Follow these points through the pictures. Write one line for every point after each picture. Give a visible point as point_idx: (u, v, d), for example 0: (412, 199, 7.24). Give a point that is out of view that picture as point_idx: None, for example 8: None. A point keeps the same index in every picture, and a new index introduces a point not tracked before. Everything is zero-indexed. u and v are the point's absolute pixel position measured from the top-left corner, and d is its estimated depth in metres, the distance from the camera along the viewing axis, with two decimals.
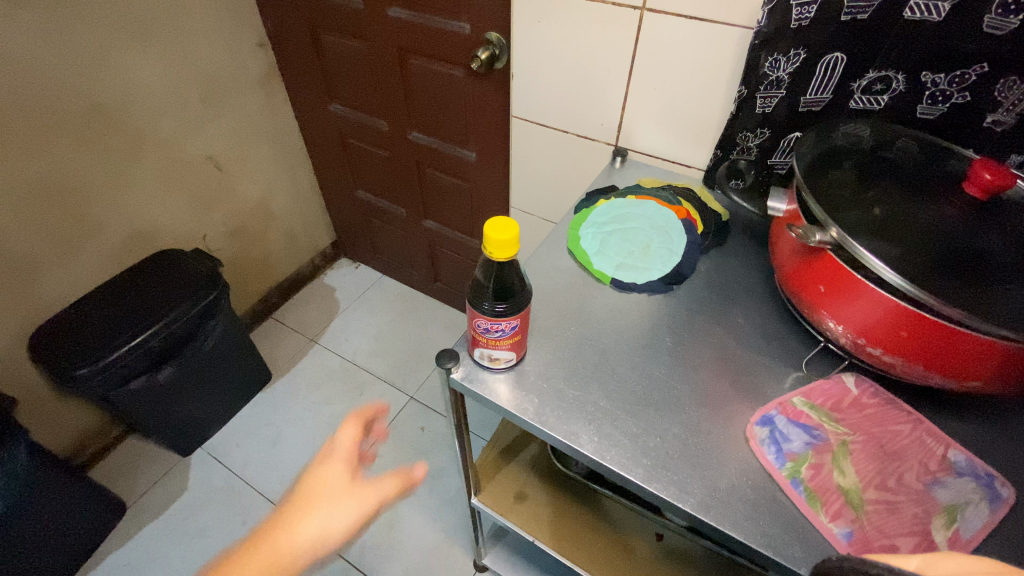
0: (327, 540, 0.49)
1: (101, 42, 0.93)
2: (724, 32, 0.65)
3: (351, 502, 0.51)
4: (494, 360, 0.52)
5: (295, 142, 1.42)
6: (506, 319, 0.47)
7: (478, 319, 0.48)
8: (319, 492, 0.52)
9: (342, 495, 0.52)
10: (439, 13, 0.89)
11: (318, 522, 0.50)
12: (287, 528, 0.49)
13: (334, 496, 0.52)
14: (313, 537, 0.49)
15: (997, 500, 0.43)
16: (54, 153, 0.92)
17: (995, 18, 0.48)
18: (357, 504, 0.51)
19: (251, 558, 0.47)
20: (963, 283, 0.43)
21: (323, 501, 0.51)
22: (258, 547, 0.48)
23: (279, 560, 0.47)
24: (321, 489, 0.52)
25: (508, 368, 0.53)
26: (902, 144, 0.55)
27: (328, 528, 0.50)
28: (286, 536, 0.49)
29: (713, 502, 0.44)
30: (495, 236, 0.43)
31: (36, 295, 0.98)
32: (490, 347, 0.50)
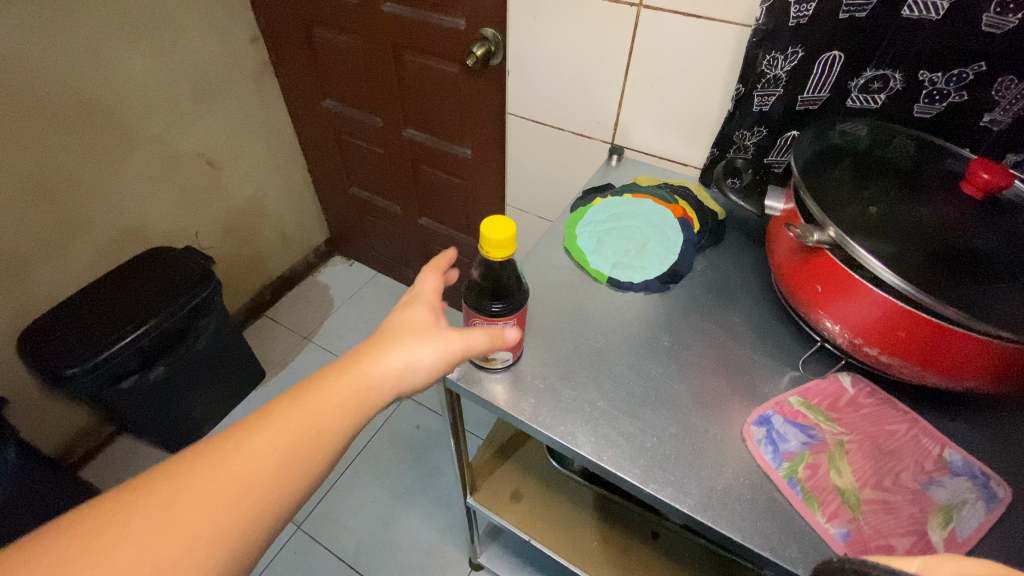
0: (415, 374, 0.43)
1: (91, 36, 0.91)
2: (721, 29, 0.64)
3: (439, 341, 0.43)
4: (491, 361, 0.51)
5: (289, 139, 1.40)
6: (504, 319, 0.47)
7: (474, 319, 0.47)
8: (402, 326, 0.44)
9: (430, 331, 0.44)
10: (434, 8, 0.88)
11: (403, 356, 0.42)
12: (370, 357, 0.42)
13: (420, 332, 0.44)
14: (399, 370, 0.42)
15: (993, 500, 0.43)
16: (43, 149, 0.91)
17: (994, 16, 0.48)
18: (446, 345, 0.43)
19: (338, 380, 0.41)
20: (961, 283, 0.43)
21: (407, 337, 0.43)
22: (343, 373, 0.41)
23: (365, 388, 0.41)
24: (403, 327, 0.44)
25: (505, 368, 0.53)
26: (899, 143, 0.55)
27: (416, 361, 0.42)
28: (371, 365, 0.42)
29: (711, 502, 0.44)
30: (490, 237, 0.42)
31: (25, 293, 0.97)
32: (487, 348, 0.50)
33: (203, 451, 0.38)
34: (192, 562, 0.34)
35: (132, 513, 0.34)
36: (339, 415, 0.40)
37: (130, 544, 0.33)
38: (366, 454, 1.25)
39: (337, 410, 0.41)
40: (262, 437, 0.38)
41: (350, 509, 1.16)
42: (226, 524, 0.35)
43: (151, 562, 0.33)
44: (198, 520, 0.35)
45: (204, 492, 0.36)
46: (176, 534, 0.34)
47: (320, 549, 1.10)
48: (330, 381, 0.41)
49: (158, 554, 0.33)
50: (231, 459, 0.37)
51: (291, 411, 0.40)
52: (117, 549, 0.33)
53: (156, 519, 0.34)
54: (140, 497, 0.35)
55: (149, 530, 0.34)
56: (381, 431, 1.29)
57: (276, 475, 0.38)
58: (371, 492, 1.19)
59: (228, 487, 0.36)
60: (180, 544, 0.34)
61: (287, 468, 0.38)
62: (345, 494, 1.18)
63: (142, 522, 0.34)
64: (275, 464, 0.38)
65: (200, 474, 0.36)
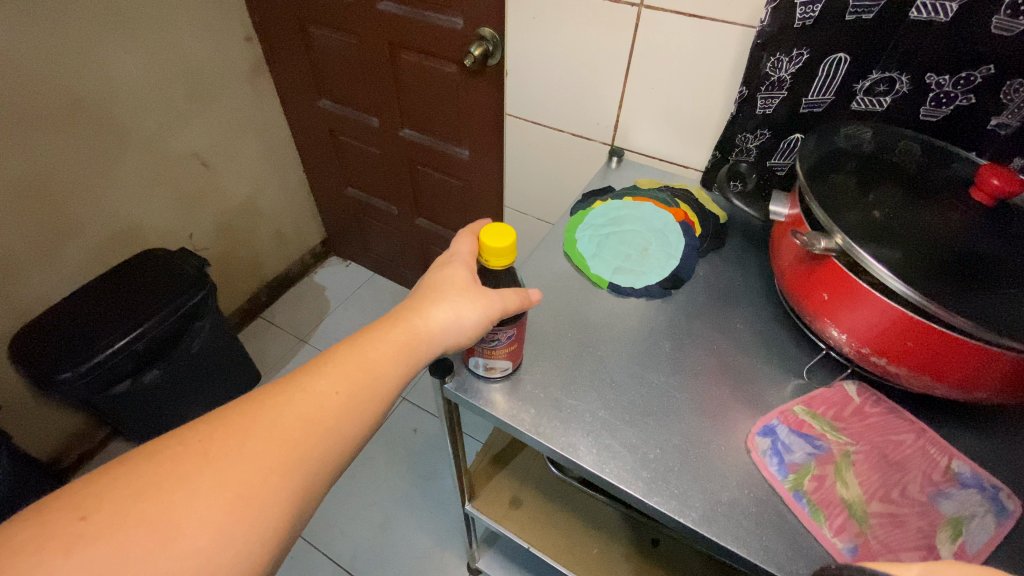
0: (457, 330, 0.43)
1: (82, 35, 0.89)
2: (724, 30, 0.63)
3: (478, 299, 0.43)
4: (490, 370, 0.50)
5: (284, 139, 1.39)
6: (504, 328, 0.46)
7: None
8: (445, 282, 0.45)
9: (472, 288, 0.44)
10: (431, 7, 0.86)
11: (445, 310, 0.43)
12: (418, 312, 0.44)
13: (463, 288, 0.44)
14: (442, 325, 0.43)
15: (1003, 513, 0.42)
16: (34, 151, 0.89)
17: (1004, 19, 0.47)
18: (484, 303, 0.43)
19: (391, 330, 0.43)
20: (971, 291, 0.42)
21: (448, 293, 0.44)
22: (391, 326, 0.43)
23: (413, 341, 0.43)
24: (443, 283, 0.45)
25: (505, 376, 0.52)
26: (904, 146, 0.54)
27: (459, 318, 0.43)
28: (419, 318, 0.44)
29: (715, 516, 0.43)
30: (489, 246, 0.41)
31: (15, 296, 0.95)
32: (487, 357, 0.49)
33: (268, 392, 0.38)
34: (270, 491, 0.34)
35: (211, 445, 0.34)
36: (395, 360, 0.42)
37: (210, 473, 0.33)
38: (363, 458, 1.24)
39: (391, 360, 0.42)
40: (324, 381, 0.39)
41: (346, 513, 1.15)
42: (298, 458, 0.36)
43: (233, 489, 0.33)
44: (274, 452, 0.35)
45: (275, 428, 0.36)
46: (253, 464, 0.34)
47: (317, 553, 1.09)
48: (384, 333, 0.43)
49: (238, 482, 0.33)
50: (297, 399, 0.38)
51: (350, 358, 0.41)
52: (200, 477, 0.32)
53: (232, 450, 0.34)
54: (215, 432, 0.35)
55: (228, 460, 0.34)
56: (378, 434, 1.28)
57: (341, 414, 0.39)
58: (368, 495, 1.18)
59: (295, 424, 0.37)
60: (258, 473, 0.34)
61: (348, 410, 0.39)
62: (341, 498, 1.17)
63: (220, 453, 0.34)
64: (338, 406, 0.39)
65: (269, 410, 0.37)
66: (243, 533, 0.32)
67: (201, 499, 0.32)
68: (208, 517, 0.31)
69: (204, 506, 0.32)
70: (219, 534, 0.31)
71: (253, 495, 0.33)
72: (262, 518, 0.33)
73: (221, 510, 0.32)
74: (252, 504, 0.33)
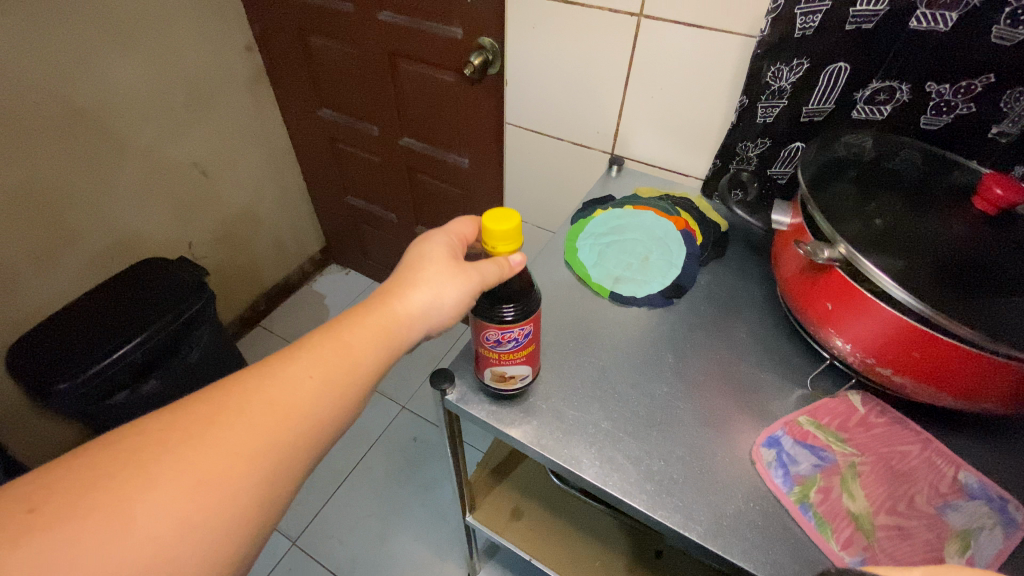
0: (435, 310, 0.43)
1: (83, 45, 0.90)
2: (724, 40, 0.63)
3: (457, 275, 0.43)
4: (509, 377, 0.48)
5: (284, 147, 1.39)
6: (518, 324, 0.44)
7: (487, 331, 0.44)
8: (426, 263, 0.44)
9: (451, 267, 0.44)
10: (431, 17, 0.87)
11: (428, 292, 0.43)
12: (398, 294, 0.43)
13: (444, 268, 0.44)
14: (420, 305, 0.43)
15: (1012, 525, 0.41)
16: (33, 161, 0.89)
17: (1004, 28, 0.47)
18: (464, 279, 0.42)
19: (370, 315, 0.42)
20: (977, 301, 0.42)
21: (427, 273, 0.44)
22: (370, 311, 0.42)
23: (393, 324, 0.43)
24: (423, 263, 0.45)
25: (523, 387, 0.50)
26: (906, 155, 0.54)
27: (440, 298, 0.43)
28: (399, 302, 0.43)
29: (721, 529, 0.43)
30: (494, 232, 0.41)
31: (12, 307, 0.95)
32: (503, 362, 0.47)
33: (236, 378, 0.37)
34: (239, 475, 0.33)
35: (178, 431, 0.33)
36: (371, 347, 0.41)
37: (176, 457, 0.32)
38: (362, 468, 1.23)
39: (371, 346, 0.41)
40: (298, 366, 0.38)
41: (346, 524, 1.13)
42: (268, 443, 0.35)
43: (200, 474, 0.32)
44: (243, 436, 0.34)
45: (243, 413, 0.35)
46: (222, 448, 0.33)
47: (315, 565, 1.07)
48: (361, 318, 0.42)
49: (206, 466, 0.32)
50: (269, 385, 0.37)
51: (324, 343, 0.40)
52: (169, 461, 0.32)
53: (198, 435, 0.33)
54: (181, 418, 0.34)
55: (194, 445, 0.33)
56: (378, 443, 1.28)
57: (315, 399, 0.37)
58: (368, 506, 1.17)
59: (266, 409, 0.35)
60: (228, 457, 0.33)
61: (325, 394, 0.38)
62: (340, 508, 1.16)
63: (186, 438, 0.33)
64: (312, 389, 0.38)
65: (238, 396, 0.35)
66: (212, 515, 0.32)
67: (165, 483, 0.31)
68: (176, 500, 0.31)
69: (170, 489, 0.31)
70: (187, 517, 0.31)
71: (222, 478, 0.32)
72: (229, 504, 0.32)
73: (188, 495, 0.31)
74: (222, 486, 0.32)
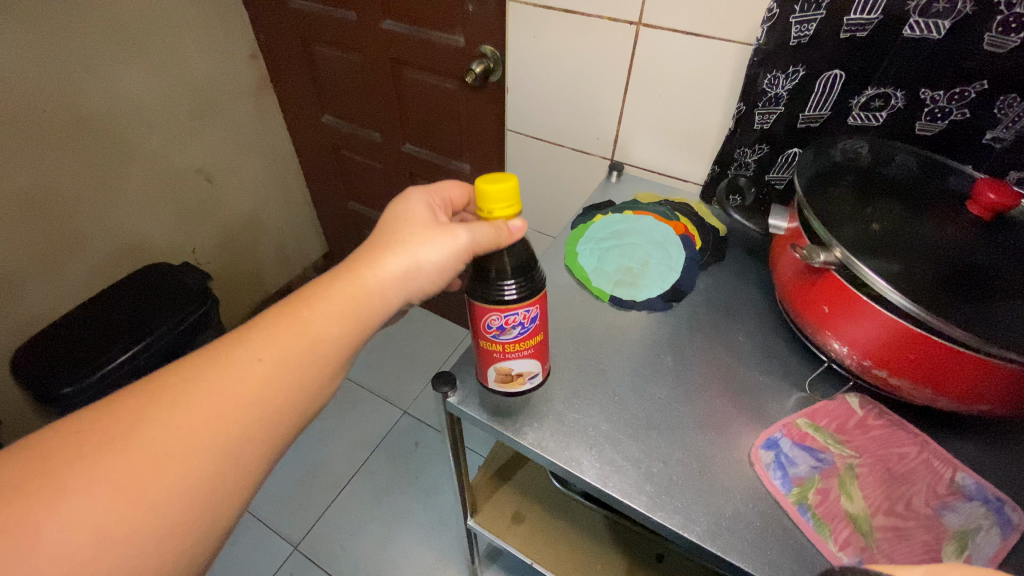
0: (414, 276, 0.42)
1: (89, 54, 0.91)
2: (721, 48, 0.64)
3: (440, 238, 0.42)
4: (518, 375, 0.47)
5: (287, 154, 1.41)
6: (522, 305, 0.42)
7: (489, 314, 0.42)
8: (399, 230, 0.43)
9: (432, 229, 0.43)
10: (433, 26, 0.88)
11: (403, 257, 0.42)
12: (368, 263, 0.41)
13: (421, 232, 0.43)
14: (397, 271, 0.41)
15: (1008, 526, 0.42)
16: (41, 167, 0.91)
17: (996, 36, 0.48)
18: (448, 242, 0.41)
19: (331, 289, 0.40)
20: (972, 304, 0.42)
21: (409, 237, 0.42)
22: (335, 282, 0.40)
23: (362, 294, 0.40)
24: (395, 230, 0.43)
25: (533, 387, 0.49)
26: (902, 160, 0.55)
27: (420, 262, 0.42)
28: (370, 270, 0.41)
29: (720, 530, 0.43)
30: (488, 193, 0.40)
31: (18, 312, 0.96)
32: (508, 353, 0.45)
33: (178, 366, 0.36)
34: (187, 464, 0.33)
35: (119, 424, 0.33)
36: (327, 324, 0.39)
37: (107, 457, 0.32)
38: (364, 472, 1.23)
39: (335, 321, 0.39)
40: (244, 350, 0.37)
41: (347, 529, 1.14)
42: (213, 430, 0.34)
43: (144, 465, 0.32)
44: (186, 425, 0.34)
45: (182, 401, 0.34)
46: (159, 444, 0.33)
47: (317, 570, 1.08)
48: (315, 292, 0.40)
49: (148, 458, 0.32)
50: (212, 372, 0.36)
51: (273, 323, 0.38)
52: (112, 455, 0.32)
53: (139, 426, 0.33)
54: (123, 411, 0.34)
55: (136, 437, 0.33)
56: (380, 448, 1.28)
57: (266, 382, 0.37)
58: (369, 511, 1.17)
59: (207, 397, 0.35)
60: (170, 448, 0.33)
61: (275, 379, 0.37)
62: (342, 513, 1.16)
63: (126, 431, 0.33)
64: (261, 374, 0.36)
65: (179, 385, 0.35)
66: (161, 503, 0.32)
67: (109, 475, 0.31)
68: (118, 491, 0.31)
69: (110, 481, 0.31)
70: (134, 506, 0.31)
71: (167, 467, 0.33)
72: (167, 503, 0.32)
73: (124, 492, 0.31)
74: (169, 476, 0.33)
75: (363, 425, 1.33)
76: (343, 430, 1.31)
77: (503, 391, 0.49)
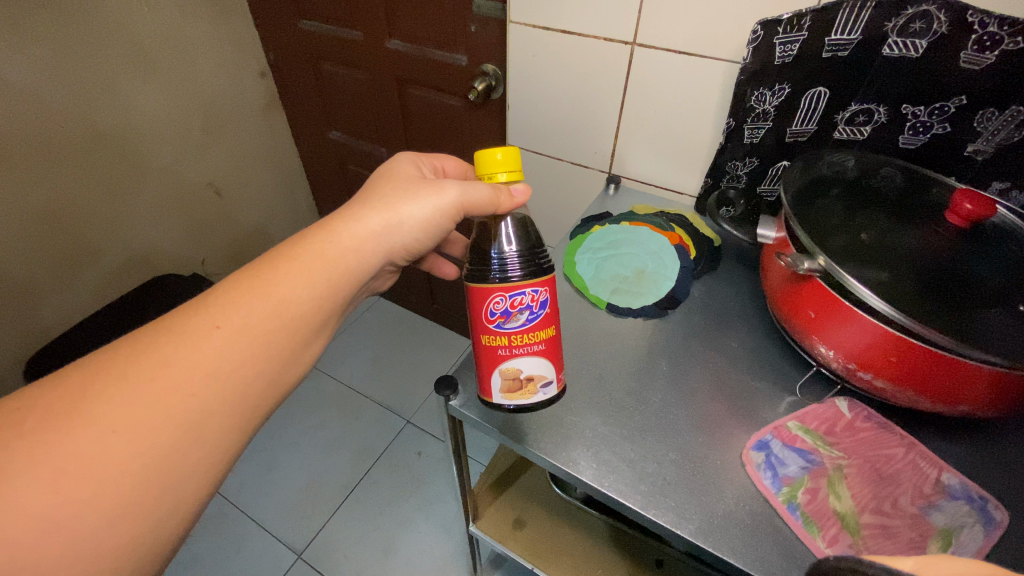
0: (407, 223, 0.48)
1: (107, 73, 0.96)
2: (712, 66, 0.67)
3: (432, 192, 0.49)
4: (528, 381, 0.46)
5: (293, 168, 1.45)
6: (530, 286, 0.43)
7: (495, 297, 0.43)
8: (384, 192, 0.49)
9: (413, 189, 0.49)
10: (436, 45, 0.93)
11: (386, 214, 0.48)
12: (351, 219, 0.47)
13: (403, 192, 0.49)
14: (391, 217, 0.48)
15: (992, 523, 0.43)
16: (59, 180, 0.94)
17: (971, 53, 0.50)
18: (440, 195, 0.48)
19: (292, 257, 0.43)
20: (952, 310, 0.44)
21: (392, 197, 0.49)
22: (314, 239, 0.45)
23: (343, 247, 0.45)
24: (380, 192, 0.49)
25: (545, 399, 0.47)
26: (886, 173, 0.57)
27: (401, 216, 0.48)
28: (354, 225, 0.46)
29: (712, 528, 0.44)
30: (489, 158, 0.46)
31: (33, 321, 0.99)
32: (514, 346, 0.44)
33: (129, 342, 0.38)
34: (152, 433, 0.35)
35: (74, 397, 0.34)
36: (285, 292, 0.42)
37: (58, 434, 0.33)
38: (367, 481, 1.25)
39: (305, 282, 0.43)
40: (202, 320, 0.39)
41: (351, 538, 1.14)
42: (173, 397, 0.36)
43: (105, 432, 0.34)
44: (144, 394, 0.35)
45: (136, 371, 0.36)
46: (115, 412, 0.34)
47: None
48: (276, 261, 0.43)
49: (113, 426, 0.34)
50: (168, 344, 0.37)
51: (230, 295, 0.40)
52: (75, 426, 0.33)
53: (95, 397, 0.34)
54: (79, 385, 0.35)
55: (96, 407, 0.34)
56: (383, 457, 1.29)
57: (226, 347, 0.39)
58: (373, 519, 1.18)
59: (163, 365, 0.36)
60: (131, 415, 0.35)
61: (234, 344, 0.39)
62: (346, 521, 1.17)
63: (75, 407, 0.34)
64: (219, 340, 0.38)
65: (132, 358, 0.36)
66: (126, 467, 0.34)
67: (70, 443, 0.33)
68: (81, 456, 0.33)
69: (70, 448, 0.33)
70: (100, 470, 0.33)
71: (130, 434, 0.34)
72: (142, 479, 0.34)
73: (87, 463, 0.33)
74: (132, 442, 0.34)
75: (366, 434, 1.34)
76: (347, 439, 1.33)
77: (513, 403, 0.46)
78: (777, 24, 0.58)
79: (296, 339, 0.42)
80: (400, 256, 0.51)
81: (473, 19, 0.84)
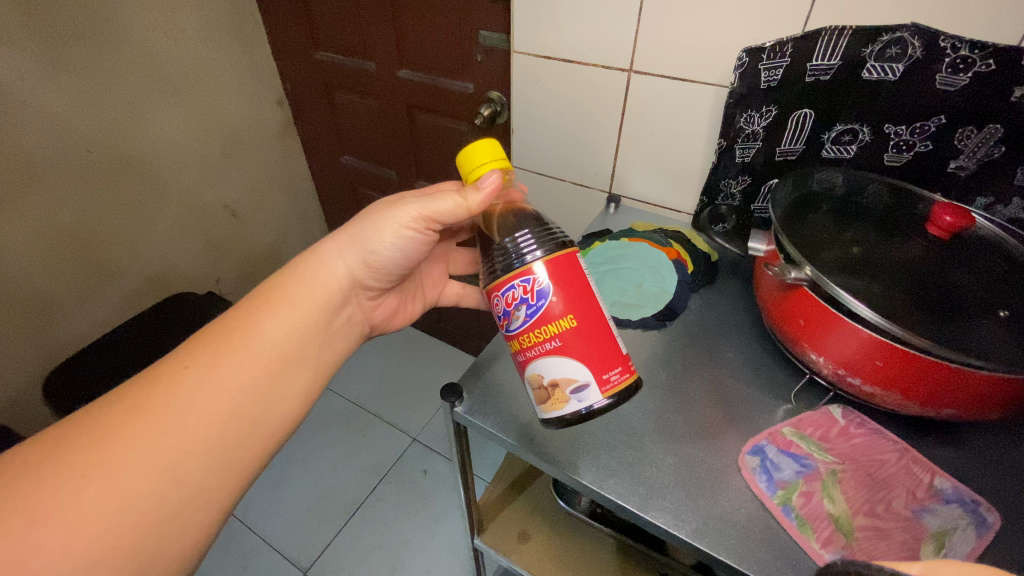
0: (370, 243, 0.53)
1: (134, 102, 1.02)
2: (703, 90, 0.71)
3: (385, 209, 0.53)
4: (553, 388, 0.45)
5: (307, 190, 1.51)
6: (517, 278, 0.44)
7: (496, 296, 0.45)
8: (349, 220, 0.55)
9: (369, 212, 0.54)
10: (444, 74, 0.98)
11: (341, 238, 0.53)
12: (315, 250, 0.53)
13: (358, 217, 0.54)
14: (348, 239, 0.53)
15: (984, 526, 0.44)
16: (84, 203, 0.99)
17: (946, 76, 0.53)
18: (392, 209, 0.53)
19: (252, 300, 0.48)
20: (941, 318, 0.45)
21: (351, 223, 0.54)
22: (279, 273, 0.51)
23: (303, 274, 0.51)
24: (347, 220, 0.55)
25: (580, 409, 0.45)
26: (873, 189, 0.60)
27: (356, 237, 0.53)
28: (315, 255, 0.52)
29: (709, 529, 0.46)
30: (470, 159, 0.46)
31: (53, 339, 1.03)
32: (525, 346, 0.46)
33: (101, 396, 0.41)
34: (138, 460, 0.38)
35: (49, 448, 0.37)
36: (255, 327, 0.46)
37: (42, 478, 0.36)
38: (373, 499, 1.25)
39: (273, 313, 0.47)
40: (170, 365, 0.43)
41: (356, 556, 1.15)
42: (152, 428, 0.39)
43: (77, 477, 0.36)
44: (115, 435, 0.38)
45: (107, 418, 0.39)
46: (93, 452, 0.37)
47: None
48: (243, 306, 0.47)
49: (96, 461, 0.37)
50: (138, 389, 0.41)
51: (194, 342, 0.44)
52: (60, 467, 0.36)
53: (71, 443, 0.38)
54: (57, 436, 0.38)
55: (70, 453, 0.37)
56: (389, 475, 1.30)
57: (201, 380, 0.42)
58: (378, 537, 1.18)
59: (133, 407, 0.40)
60: (106, 453, 0.37)
61: (205, 376, 0.42)
62: (351, 539, 1.18)
63: (55, 455, 0.37)
64: (190, 376, 0.42)
65: (103, 408, 0.40)
66: (111, 495, 0.37)
67: (49, 486, 0.35)
68: (70, 491, 0.36)
69: (57, 485, 0.36)
70: (84, 503, 0.36)
71: (102, 473, 0.37)
72: (140, 496, 0.38)
73: (73, 497, 0.36)
74: (106, 479, 0.37)
75: (372, 452, 1.35)
76: (353, 456, 1.34)
77: (551, 415, 0.46)
78: (761, 51, 0.62)
79: (275, 364, 0.46)
80: (366, 276, 0.55)
81: (479, 49, 0.90)
